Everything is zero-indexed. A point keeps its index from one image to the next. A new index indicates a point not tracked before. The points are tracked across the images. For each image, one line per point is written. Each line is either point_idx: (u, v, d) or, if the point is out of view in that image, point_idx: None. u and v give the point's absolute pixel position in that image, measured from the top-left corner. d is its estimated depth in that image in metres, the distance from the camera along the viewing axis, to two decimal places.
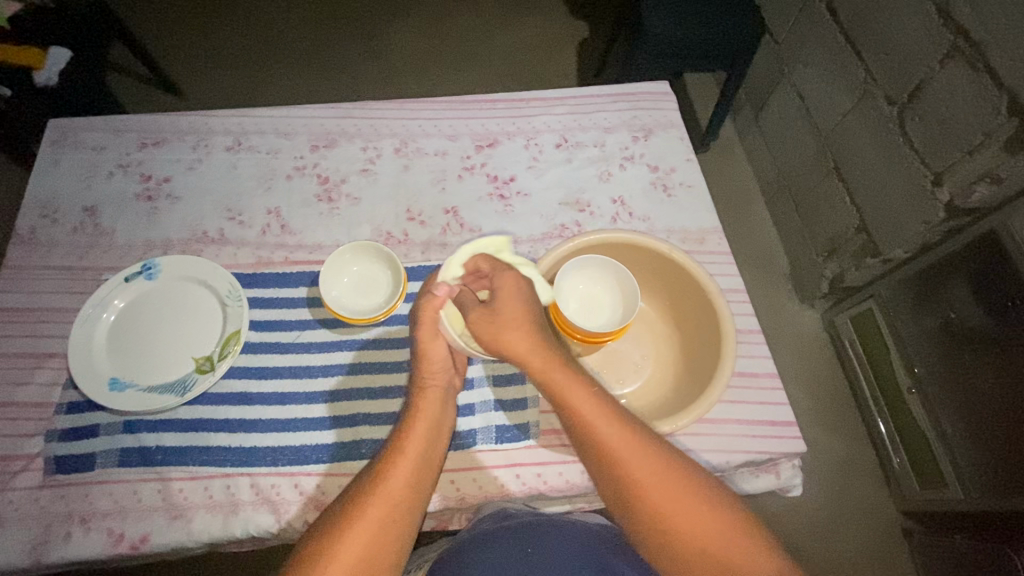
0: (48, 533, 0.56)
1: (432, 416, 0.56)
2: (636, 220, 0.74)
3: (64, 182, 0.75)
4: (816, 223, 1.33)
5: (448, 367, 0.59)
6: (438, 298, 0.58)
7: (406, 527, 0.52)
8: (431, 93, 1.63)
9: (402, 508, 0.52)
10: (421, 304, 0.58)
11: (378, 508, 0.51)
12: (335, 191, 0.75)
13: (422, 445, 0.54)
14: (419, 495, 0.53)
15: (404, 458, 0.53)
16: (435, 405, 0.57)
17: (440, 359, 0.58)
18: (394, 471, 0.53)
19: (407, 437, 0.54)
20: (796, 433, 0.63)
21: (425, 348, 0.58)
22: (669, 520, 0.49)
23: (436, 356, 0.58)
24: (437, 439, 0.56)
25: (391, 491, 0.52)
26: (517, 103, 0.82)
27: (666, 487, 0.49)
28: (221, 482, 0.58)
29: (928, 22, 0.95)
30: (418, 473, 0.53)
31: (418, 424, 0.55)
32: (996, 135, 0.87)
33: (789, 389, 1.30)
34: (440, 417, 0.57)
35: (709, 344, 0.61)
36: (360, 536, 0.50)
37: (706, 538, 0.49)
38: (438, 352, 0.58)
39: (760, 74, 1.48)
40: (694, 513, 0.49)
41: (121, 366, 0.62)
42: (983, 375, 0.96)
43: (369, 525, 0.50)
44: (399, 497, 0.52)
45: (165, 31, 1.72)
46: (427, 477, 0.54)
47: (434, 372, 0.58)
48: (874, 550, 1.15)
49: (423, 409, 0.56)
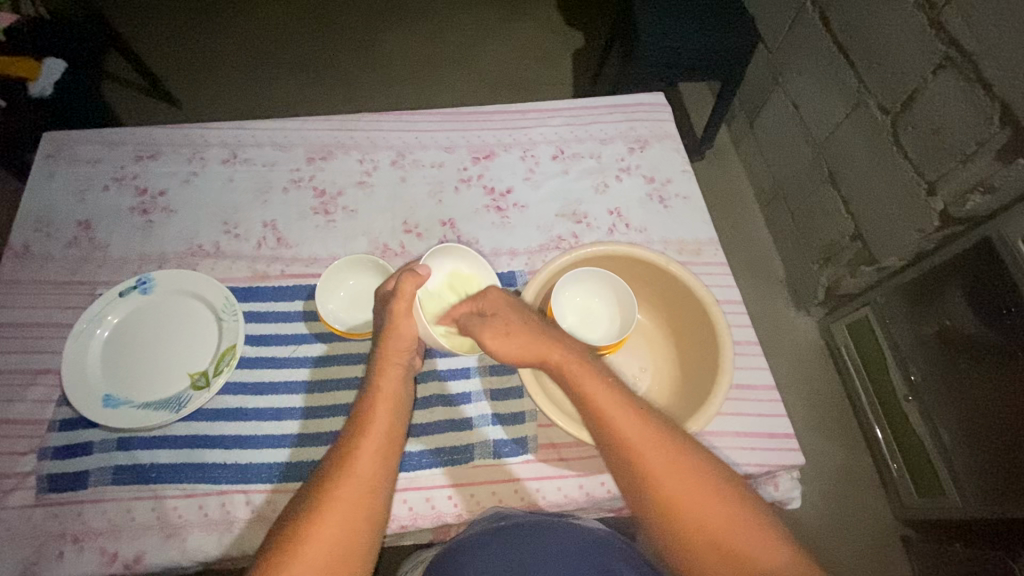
0: (41, 553, 0.55)
1: (394, 396, 0.57)
2: (633, 232, 0.74)
3: (58, 196, 0.74)
4: (810, 231, 1.34)
5: (409, 349, 0.59)
6: (419, 274, 0.59)
7: (378, 507, 0.51)
8: (430, 103, 1.64)
9: (371, 490, 0.51)
10: (404, 277, 0.59)
11: (348, 492, 0.50)
12: (331, 204, 0.75)
13: (384, 426, 0.55)
14: (386, 474, 0.53)
15: (368, 439, 0.53)
16: (396, 384, 0.57)
17: (408, 339, 0.59)
18: (360, 451, 0.52)
19: (369, 418, 0.55)
20: (794, 444, 0.63)
21: (396, 326, 0.58)
22: (665, 498, 0.49)
23: (406, 334, 0.58)
24: (399, 418, 0.56)
25: (359, 471, 0.51)
26: (513, 114, 0.82)
27: (680, 483, 0.49)
28: (216, 499, 0.58)
29: (920, 33, 0.96)
30: (383, 453, 0.53)
31: (380, 407, 0.55)
32: (989, 145, 0.88)
33: (789, 399, 1.29)
34: (399, 397, 0.57)
35: (707, 357, 0.61)
36: (332, 518, 0.49)
37: (698, 517, 0.48)
38: (407, 330, 0.58)
39: (754, 81, 1.49)
40: (689, 486, 0.49)
41: (114, 382, 0.62)
42: (978, 382, 0.97)
43: (343, 507, 0.49)
44: (366, 478, 0.51)
45: (160, 40, 1.72)
46: (392, 457, 0.54)
47: (397, 351, 0.58)
48: (874, 559, 1.15)
49: (384, 389, 0.57)
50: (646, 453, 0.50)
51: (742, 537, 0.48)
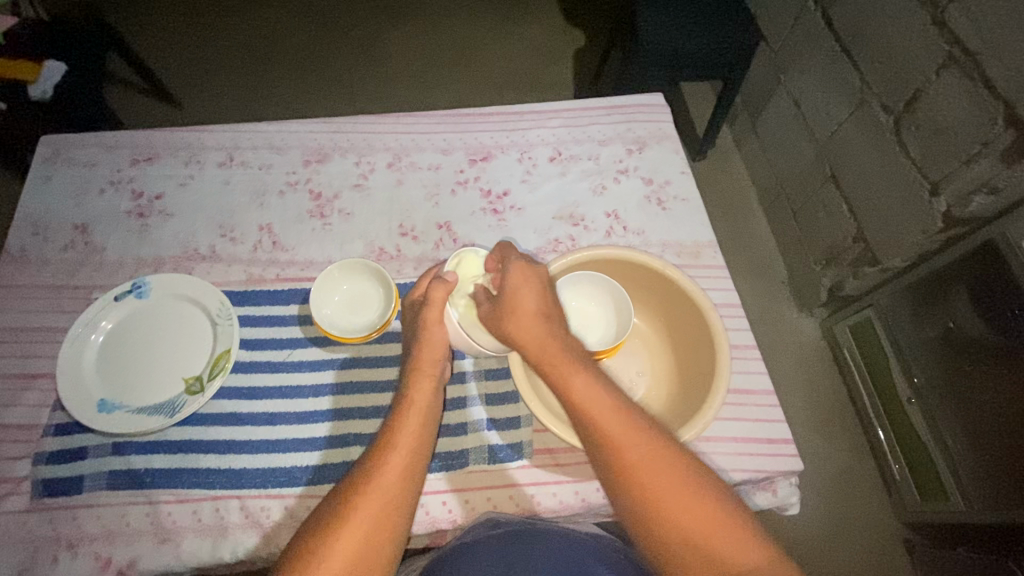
0: (36, 557, 0.55)
1: (424, 408, 0.56)
2: (631, 234, 0.74)
3: (55, 199, 0.74)
4: (813, 231, 1.33)
5: (440, 360, 0.59)
6: (449, 281, 0.60)
7: (402, 521, 0.50)
8: (430, 104, 1.64)
9: (396, 503, 0.50)
10: (434, 285, 0.59)
11: (372, 504, 0.49)
12: (328, 207, 0.75)
13: (413, 438, 0.54)
14: (413, 488, 0.52)
15: (397, 449, 0.53)
16: (427, 395, 0.57)
17: (439, 348, 0.59)
18: (387, 465, 0.52)
19: (399, 430, 0.54)
20: (793, 450, 0.62)
21: (428, 333, 0.59)
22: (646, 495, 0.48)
23: (439, 343, 0.59)
24: (429, 430, 0.56)
25: (384, 485, 0.51)
26: (510, 116, 0.82)
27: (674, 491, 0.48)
28: (210, 504, 0.58)
29: (924, 32, 0.95)
30: (411, 464, 0.53)
31: (410, 417, 0.55)
32: (993, 145, 0.87)
33: (788, 400, 1.28)
34: (429, 410, 0.56)
35: (705, 361, 0.60)
36: (354, 533, 0.48)
37: (690, 524, 0.47)
38: (438, 338, 0.59)
39: (758, 81, 1.48)
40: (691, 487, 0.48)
41: (109, 387, 0.62)
42: (982, 386, 0.96)
43: (367, 519, 0.49)
44: (393, 491, 0.51)
45: (163, 41, 1.73)
46: (420, 472, 0.53)
47: (429, 361, 0.58)
48: (876, 563, 1.14)
49: (414, 402, 0.56)
50: (624, 447, 0.49)
51: (723, 540, 0.46)
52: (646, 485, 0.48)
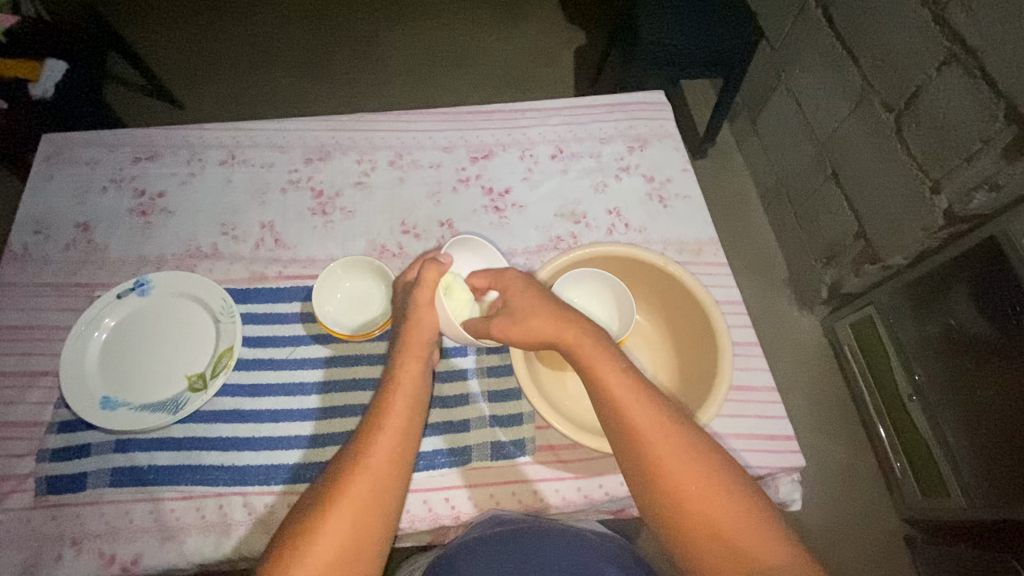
0: (40, 555, 0.56)
1: (412, 391, 0.56)
2: (632, 231, 0.74)
3: (57, 198, 0.74)
4: (814, 229, 1.33)
5: (429, 342, 0.59)
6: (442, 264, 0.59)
7: (390, 505, 0.51)
8: (430, 103, 1.64)
9: (383, 487, 0.51)
10: (427, 265, 0.58)
11: (360, 487, 0.50)
12: (329, 205, 0.75)
13: (402, 422, 0.54)
14: (401, 471, 0.53)
15: (385, 432, 0.53)
16: (415, 378, 0.57)
17: (429, 330, 0.58)
18: (374, 448, 0.52)
19: (387, 413, 0.54)
20: (796, 447, 0.62)
21: (419, 315, 0.58)
22: (667, 485, 0.49)
23: (428, 325, 0.58)
24: (417, 413, 0.56)
25: (371, 468, 0.51)
26: (511, 113, 0.82)
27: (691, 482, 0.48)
28: (213, 501, 0.58)
29: (924, 29, 0.95)
30: (399, 448, 0.53)
31: (398, 400, 0.55)
32: (995, 141, 0.87)
33: (789, 398, 1.29)
34: (418, 394, 0.56)
35: (707, 358, 0.60)
36: (342, 515, 0.48)
37: (711, 513, 0.48)
38: (428, 321, 0.58)
39: (759, 79, 1.48)
40: (688, 474, 0.49)
41: (112, 384, 0.62)
42: (983, 382, 0.96)
43: (355, 502, 0.49)
44: (381, 475, 0.51)
45: (162, 41, 1.73)
46: (408, 456, 0.53)
47: (418, 343, 0.58)
48: (878, 560, 1.14)
49: (402, 386, 0.56)
50: (648, 438, 0.50)
51: (743, 531, 0.47)
52: (668, 475, 0.49)
